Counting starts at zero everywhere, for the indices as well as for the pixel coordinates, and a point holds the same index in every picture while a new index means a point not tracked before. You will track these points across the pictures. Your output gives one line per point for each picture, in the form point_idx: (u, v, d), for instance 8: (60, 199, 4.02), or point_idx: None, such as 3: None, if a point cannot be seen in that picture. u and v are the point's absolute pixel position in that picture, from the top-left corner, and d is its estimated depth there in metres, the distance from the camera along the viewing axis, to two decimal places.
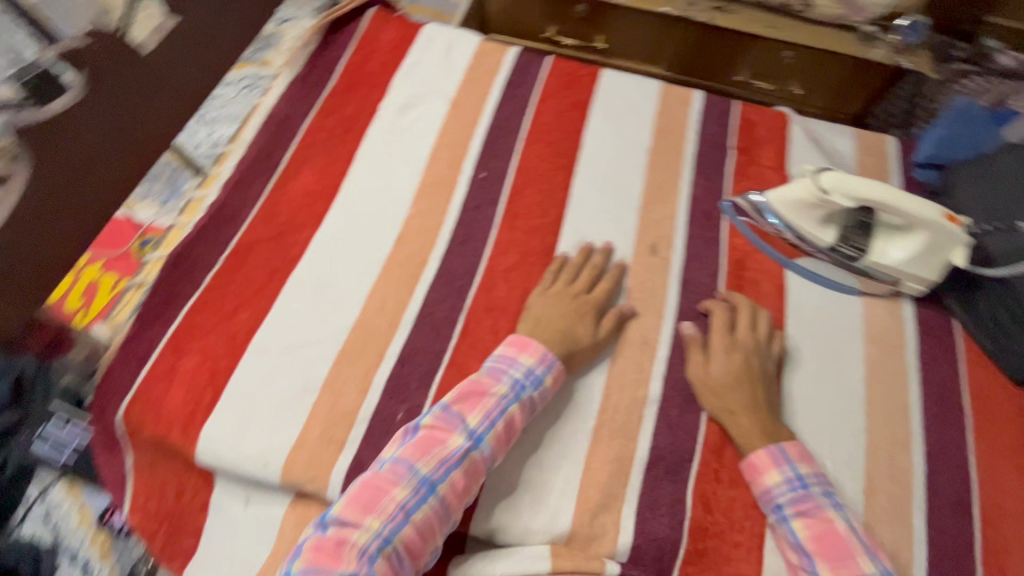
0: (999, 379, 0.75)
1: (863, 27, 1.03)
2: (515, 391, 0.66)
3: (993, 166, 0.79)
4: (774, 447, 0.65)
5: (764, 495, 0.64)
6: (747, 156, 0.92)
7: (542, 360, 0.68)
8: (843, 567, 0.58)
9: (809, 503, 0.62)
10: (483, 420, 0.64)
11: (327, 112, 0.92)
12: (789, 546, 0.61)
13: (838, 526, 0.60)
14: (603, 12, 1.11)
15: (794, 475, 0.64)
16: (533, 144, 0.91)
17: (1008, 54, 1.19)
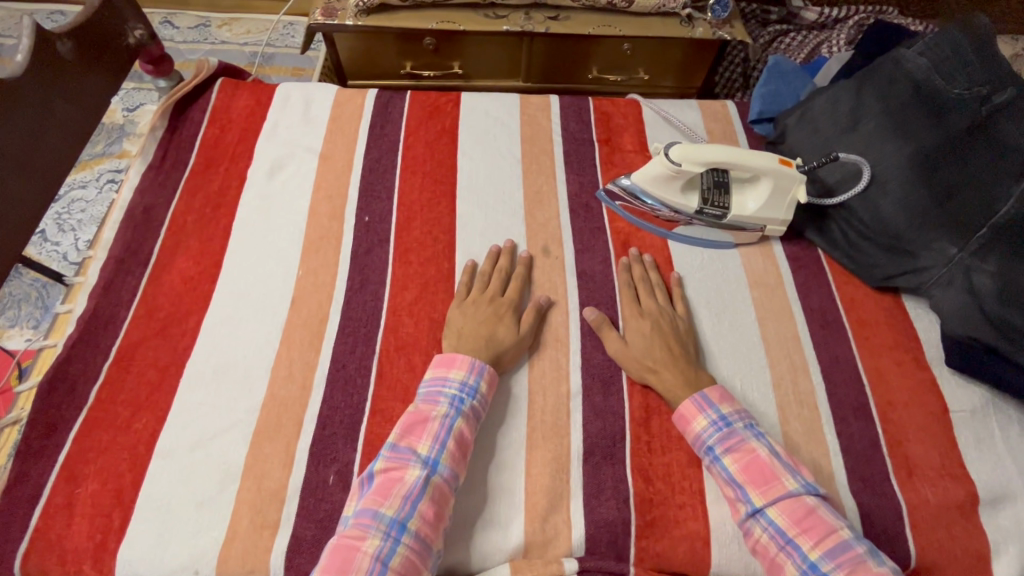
0: (865, 291, 0.84)
1: (681, 11, 1.10)
2: (456, 407, 0.67)
3: (811, 109, 0.90)
4: (697, 395, 0.69)
5: (695, 442, 0.68)
6: (610, 146, 0.98)
7: (472, 368, 0.70)
8: (771, 489, 0.62)
9: (734, 438, 0.66)
10: (433, 445, 0.64)
11: (192, 192, 0.89)
12: (723, 482, 0.65)
13: (761, 454, 0.65)
14: (450, 41, 1.14)
15: (718, 416, 0.68)
16: (410, 178, 0.93)
17: (811, 8, 1.37)
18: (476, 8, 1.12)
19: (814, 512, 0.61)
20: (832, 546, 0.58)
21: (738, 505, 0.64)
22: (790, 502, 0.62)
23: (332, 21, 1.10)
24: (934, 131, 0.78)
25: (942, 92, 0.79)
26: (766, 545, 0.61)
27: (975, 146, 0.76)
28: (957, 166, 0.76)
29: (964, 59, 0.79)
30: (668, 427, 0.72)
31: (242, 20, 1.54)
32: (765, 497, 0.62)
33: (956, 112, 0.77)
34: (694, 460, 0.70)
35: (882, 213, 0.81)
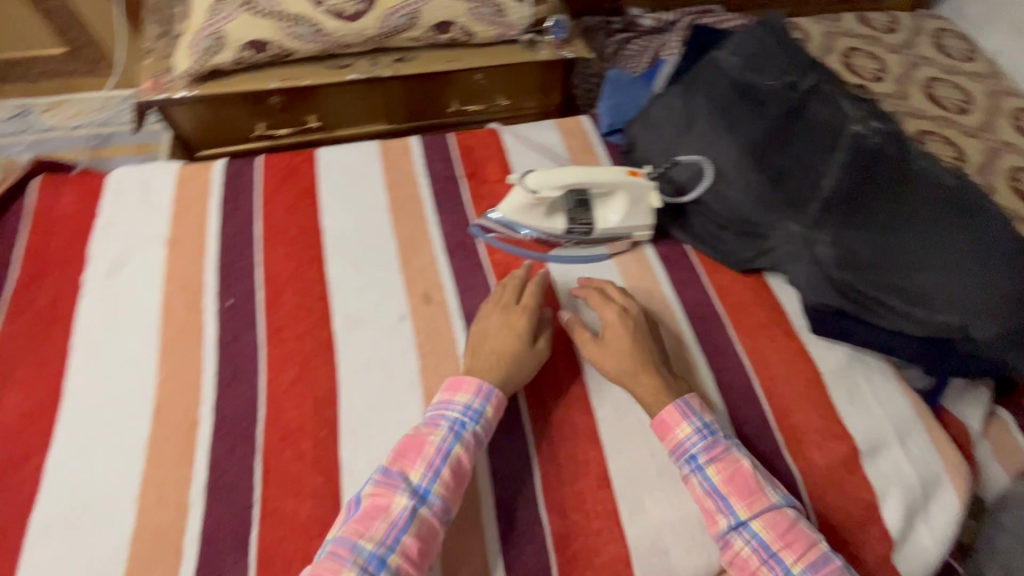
0: (734, 276, 0.89)
1: (522, 37, 1.13)
2: (456, 431, 0.65)
3: (652, 116, 0.94)
4: (681, 402, 0.69)
5: (677, 450, 0.68)
6: (477, 179, 0.98)
7: (478, 392, 0.68)
8: (755, 501, 0.63)
9: (717, 448, 0.67)
10: (427, 472, 0.62)
11: (18, 312, 0.79)
12: (704, 494, 0.65)
13: (745, 465, 0.66)
14: (298, 97, 1.10)
15: (702, 424, 0.68)
16: (272, 249, 0.87)
17: (646, 17, 1.48)
18: (318, 59, 1.08)
19: (795, 524, 0.62)
20: (813, 558, 0.60)
21: (719, 517, 0.64)
22: (773, 514, 0.63)
23: (162, 95, 1.03)
24: (757, 118, 0.86)
25: (758, 85, 0.88)
26: (748, 558, 0.62)
27: (793, 129, 0.85)
28: (784, 148, 0.85)
29: (770, 56, 0.90)
30: (574, 454, 0.71)
31: (68, 102, 1.43)
32: (750, 510, 0.63)
33: (773, 100, 0.87)
34: (604, 481, 0.70)
35: (732, 199, 0.87)
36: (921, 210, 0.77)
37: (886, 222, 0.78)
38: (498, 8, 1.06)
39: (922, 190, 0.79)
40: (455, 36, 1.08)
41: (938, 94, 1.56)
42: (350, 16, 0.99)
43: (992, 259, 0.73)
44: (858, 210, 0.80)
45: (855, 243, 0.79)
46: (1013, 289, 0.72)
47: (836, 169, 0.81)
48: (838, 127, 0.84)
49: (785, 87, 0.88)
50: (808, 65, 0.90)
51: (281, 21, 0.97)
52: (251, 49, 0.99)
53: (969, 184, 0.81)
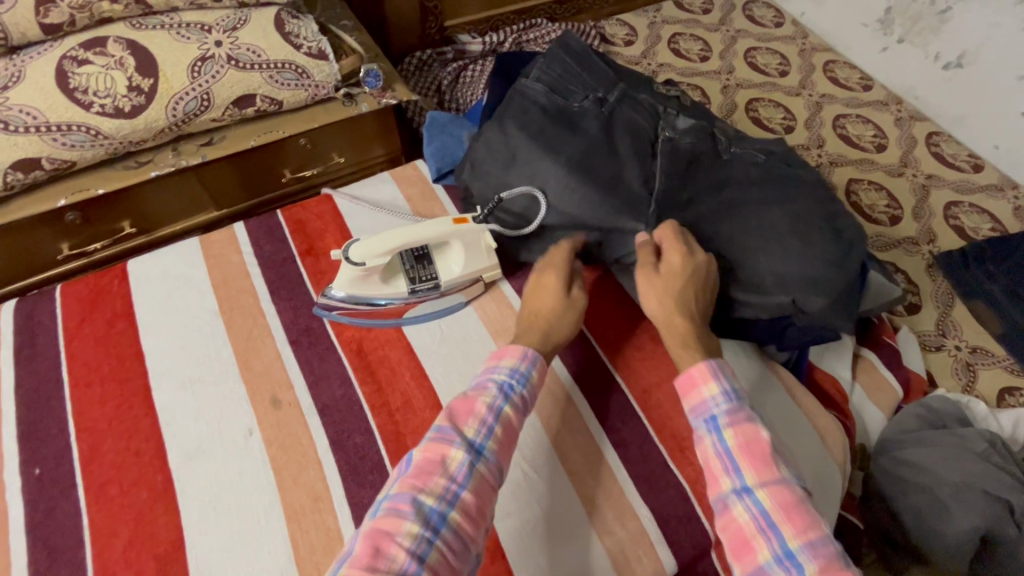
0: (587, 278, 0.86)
1: (337, 94, 1.07)
2: (505, 393, 0.60)
3: (476, 156, 0.90)
4: (712, 363, 0.63)
5: (698, 407, 0.61)
6: (315, 254, 0.92)
7: (524, 357, 0.64)
8: (767, 471, 0.55)
9: (742, 414, 0.59)
10: (480, 428, 0.57)
11: None
12: (714, 455, 0.58)
13: (765, 435, 0.58)
14: (99, 208, 0.99)
15: (729, 388, 0.61)
16: (86, 392, 0.76)
17: (473, 42, 1.52)
18: (110, 163, 0.98)
19: (802, 503, 0.54)
20: (814, 538, 0.52)
21: (723, 479, 0.57)
22: (781, 487, 0.55)
23: None
24: (575, 136, 0.85)
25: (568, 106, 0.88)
26: (744, 526, 0.54)
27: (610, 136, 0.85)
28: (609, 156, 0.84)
29: (574, 78, 0.91)
30: None
31: None
32: (759, 477, 0.55)
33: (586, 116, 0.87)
34: (496, 553, 0.66)
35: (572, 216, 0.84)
36: (740, 199, 0.80)
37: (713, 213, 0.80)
38: (299, 70, 1.00)
39: (738, 179, 0.82)
40: (262, 108, 1.01)
41: (759, 63, 1.66)
42: (129, 112, 0.90)
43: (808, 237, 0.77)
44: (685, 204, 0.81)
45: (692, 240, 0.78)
46: (833, 260, 0.76)
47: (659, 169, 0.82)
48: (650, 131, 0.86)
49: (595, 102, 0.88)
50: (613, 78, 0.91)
51: (46, 133, 0.87)
52: (19, 171, 0.88)
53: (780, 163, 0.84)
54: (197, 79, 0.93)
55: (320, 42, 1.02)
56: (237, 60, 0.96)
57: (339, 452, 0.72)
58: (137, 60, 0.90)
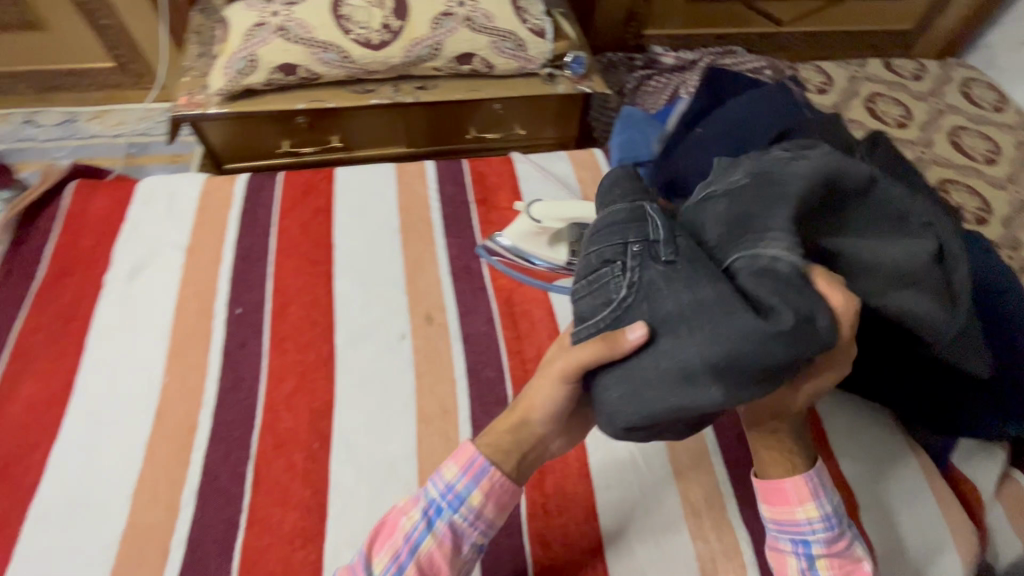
0: None
1: (541, 71, 1.16)
2: (428, 518, 0.59)
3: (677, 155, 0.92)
4: (816, 477, 0.60)
5: (790, 525, 0.61)
6: (487, 205, 1.00)
7: (463, 472, 0.59)
8: None
9: (840, 541, 0.60)
10: (392, 563, 0.57)
11: (42, 309, 0.83)
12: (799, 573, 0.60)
13: (864, 565, 0.60)
14: (324, 117, 1.15)
15: (831, 510, 0.59)
16: (285, 262, 0.90)
17: (667, 54, 1.52)
18: (344, 84, 1.13)
19: None
20: None
21: None
22: None
23: (196, 111, 1.08)
24: None
25: (665, 412, 0.49)
26: None
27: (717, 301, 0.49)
28: (727, 343, 0.47)
29: (593, 291, 0.55)
30: (562, 483, 0.72)
31: (111, 112, 1.46)
32: None
33: (676, 347, 0.49)
34: (590, 515, 0.69)
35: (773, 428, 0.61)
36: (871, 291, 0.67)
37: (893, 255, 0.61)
38: (519, 43, 1.10)
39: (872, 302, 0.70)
40: (476, 68, 1.12)
41: (964, 143, 1.52)
42: (376, 45, 1.04)
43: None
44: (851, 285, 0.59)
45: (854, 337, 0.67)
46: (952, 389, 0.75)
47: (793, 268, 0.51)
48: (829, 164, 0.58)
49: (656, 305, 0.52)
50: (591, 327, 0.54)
51: (311, 47, 1.03)
52: (281, 72, 1.05)
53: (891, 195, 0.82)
54: (436, 30, 1.05)
55: (544, 21, 1.11)
56: (472, 21, 1.06)
57: (472, 380, 0.79)
58: (395, 3, 1.04)
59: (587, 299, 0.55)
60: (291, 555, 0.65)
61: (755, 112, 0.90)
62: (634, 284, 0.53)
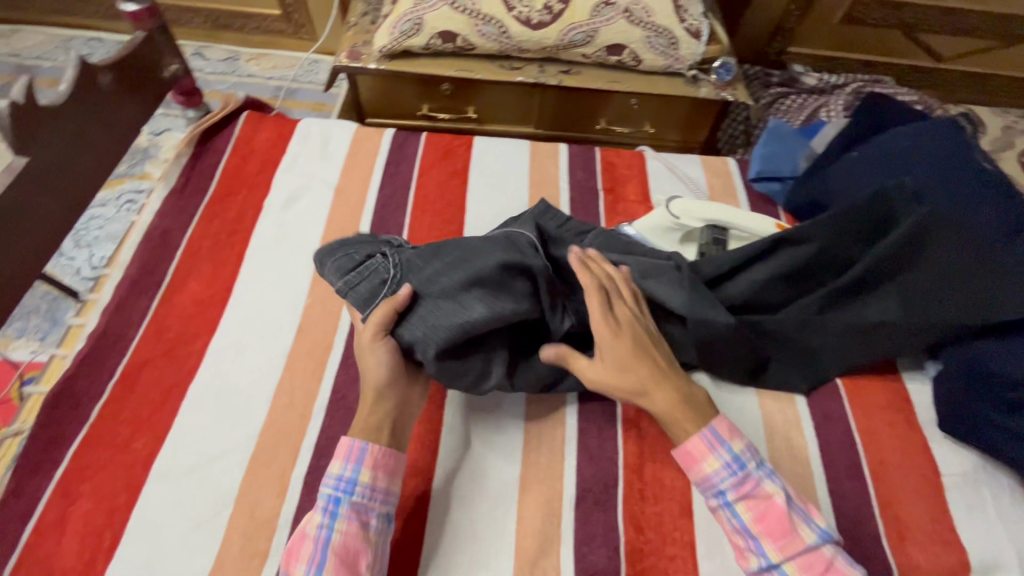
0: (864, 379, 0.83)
1: (687, 72, 1.17)
2: (329, 511, 0.60)
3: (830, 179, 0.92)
4: (707, 431, 0.65)
5: (704, 483, 0.64)
6: (615, 194, 1.02)
7: (347, 459, 0.63)
8: (789, 544, 0.60)
9: (748, 483, 0.63)
10: (309, 566, 0.58)
11: (210, 218, 0.92)
12: (732, 530, 0.63)
13: (777, 500, 0.62)
14: (467, 87, 1.20)
15: (731, 457, 0.64)
16: (421, 216, 0.96)
17: (810, 76, 1.47)
18: (492, 58, 1.17)
19: (833, 564, 0.59)
20: None
21: (749, 555, 0.62)
22: (809, 557, 0.59)
23: (356, 64, 1.16)
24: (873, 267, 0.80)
25: (452, 328, 0.66)
26: None
27: (448, 252, 0.73)
28: (463, 268, 0.70)
29: (366, 278, 0.71)
30: (661, 474, 0.73)
31: (269, 56, 1.59)
32: (784, 554, 0.60)
33: (430, 287, 0.70)
34: (686, 510, 0.70)
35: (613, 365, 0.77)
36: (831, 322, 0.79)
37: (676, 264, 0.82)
38: (672, 41, 1.11)
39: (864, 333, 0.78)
40: (623, 61, 1.13)
41: None
42: (534, 24, 1.07)
43: (868, 334, 0.78)
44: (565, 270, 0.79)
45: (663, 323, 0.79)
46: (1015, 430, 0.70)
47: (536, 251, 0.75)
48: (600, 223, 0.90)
49: (424, 265, 0.72)
50: (384, 313, 0.68)
51: (474, 19, 1.07)
52: (440, 38, 1.10)
53: (907, 223, 0.77)
54: (594, 17, 1.07)
55: (702, 23, 1.12)
56: (631, 14, 1.07)
57: None
58: None
59: (373, 285, 0.71)
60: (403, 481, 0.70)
61: (924, 144, 0.86)
62: (397, 265, 0.72)
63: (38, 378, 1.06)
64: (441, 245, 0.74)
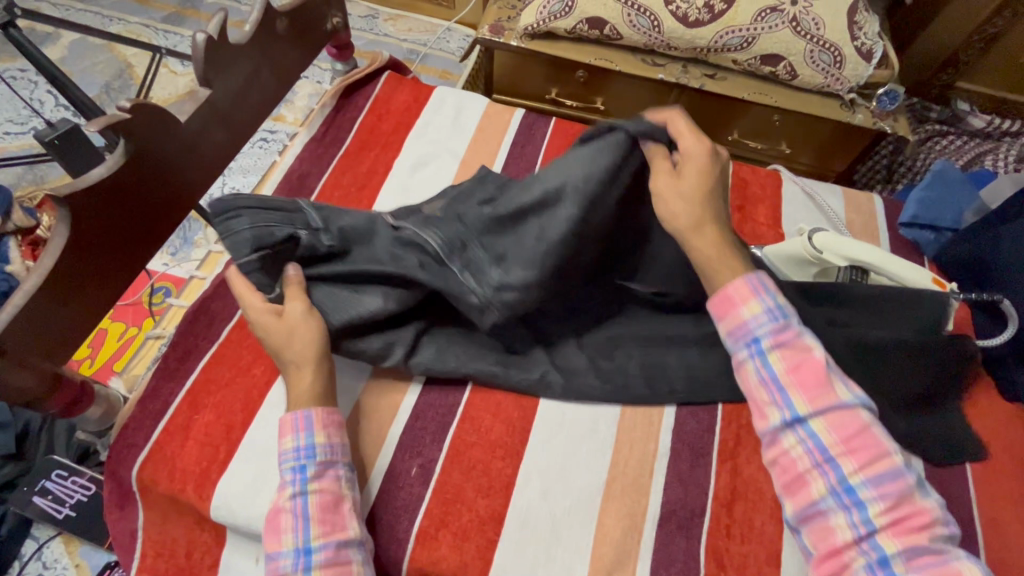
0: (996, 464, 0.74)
1: (845, 95, 1.08)
2: (300, 478, 0.61)
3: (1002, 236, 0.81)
4: (754, 277, 0.62)
5: (739, 328, 0.61)
6: (743, 214, 0.96)
7: (297, 428, 0.62)
8: (822, 398, 0.57)
9: (787, 332, 0.60)
10: (297, 533, 0.58)
11: (343, 170, 0.96)
12: (758, 381, 0.59)
13: (817, 355, 0.58)
14: (601, 78, 1.17)
15: (772, 304, 0.61)
16: None
17: (978, 116, 1.34)
18: (636, 52, 1.14)
19: (868, 429, 0.56)
20: (882, 470, 0.54)
21: (771, 411, 0.58)
22: (841, 416, 0.56)
23: (498, 39, 1.15)
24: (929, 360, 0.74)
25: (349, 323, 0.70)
26: (798, 459, 0.56)
27: (353, 250, 0.73)
28: (361, 269, 0.71)
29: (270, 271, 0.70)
30: (751, 516, 0.69)
31: (406, 18, 1.63)
32: (814, 408, 0.57)
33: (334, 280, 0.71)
34: (774, 559, 0.66)
35: (547, 373, 0.75)
36: None
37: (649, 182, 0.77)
38: (838, 58, 1.03)
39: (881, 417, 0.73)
40: (777, 73, 1.06)
41: None
42: (691, 22, 1.03)
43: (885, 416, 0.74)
44: (478, 252, 0.71)
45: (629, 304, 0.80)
46: None
47: (432, 250, 0.71)
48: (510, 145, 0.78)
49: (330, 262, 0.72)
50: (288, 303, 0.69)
51: (629, 9, 1.04)
52: (589, 24, 1.08)
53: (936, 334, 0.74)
54: (757, 23, 1.01)
55: (875, 44, 1.03)
56: (798, 24, 1.01)
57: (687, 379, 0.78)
58: None
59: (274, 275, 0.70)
60: (491, 461, 0.70)
61: None
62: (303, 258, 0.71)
63: (173, 291, 1.17)
64: (357, 231, 0.74)
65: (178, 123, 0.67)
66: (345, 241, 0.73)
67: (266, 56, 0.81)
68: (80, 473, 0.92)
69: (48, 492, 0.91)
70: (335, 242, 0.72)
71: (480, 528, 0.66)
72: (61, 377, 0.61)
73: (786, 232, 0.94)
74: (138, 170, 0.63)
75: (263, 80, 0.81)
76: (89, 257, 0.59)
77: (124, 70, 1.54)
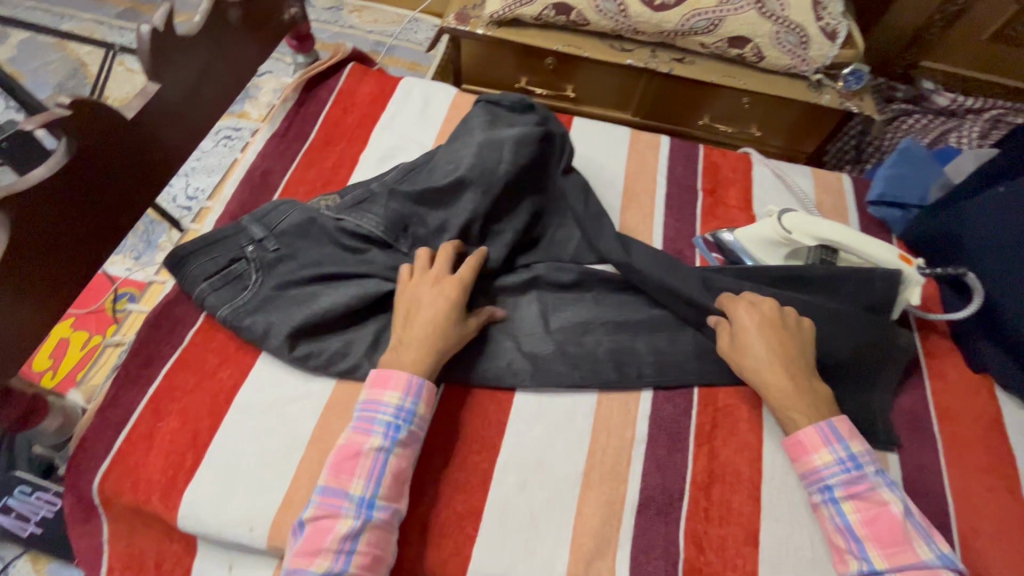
0: (966, 435, 0.75)
1: (812, 76, 1.09)
2: (390, 433, 0.62)
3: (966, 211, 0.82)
4: (827, 426, 0.65)
5: (812, 475, 0.65)
6: (714, 197, 0.96)
7: (410, 389, 0.64)
8: (897, 554, 0.59)
9: (861, 485, 0.63)
10: (367, 483, 0.60)
11: (307, 165, 0.93)
12: (834, 529, 0.62)
13: (893, 510, 0.61)
14: (570, 65, 1.16)
15: (846, 454, 0.64)
16: None
17: (942, 94, 1.35)
18: (603, 37, 1.13)
19: None
20: None
21: (849, 558, 0.61)
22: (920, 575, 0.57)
23: (464, 27, 1.13)
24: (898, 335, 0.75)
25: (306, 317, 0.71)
26: None
27: (301, 248, 0.76)
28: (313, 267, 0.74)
29: (230, 286, 0.74)
30: (729, 497, 0.69)
31: (371, 10, 1.59)
32: (890, 562, 0.58)
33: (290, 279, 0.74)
34: (752, 539, 0.67)
35: (514, 360, 0.74)
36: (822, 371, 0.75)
37: (560, 184, 0.87)
38: (804, 38, 1.03)
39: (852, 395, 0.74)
40: (744, 55, 1.06)
41: None
42: (657, 5, 1.02)
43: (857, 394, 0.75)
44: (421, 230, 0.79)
45: (590, 289, 0.82)
46: None
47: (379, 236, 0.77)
48: (425, 155, 0.87)
49: (281, 266, 0.75)
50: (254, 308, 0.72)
51: None
52: (555, 10, 1.07)
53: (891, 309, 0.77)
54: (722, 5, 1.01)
55: (840, 24, 1.03)
56: (763, 5, 1.01)
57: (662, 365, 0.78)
58: None
59: (234, 288, 0.74)
60: (467, 456, 0.70)
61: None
62: (257, 268, 0.75)
63: (137, 297, 1.13)
64: (302, 229, 0.77)
65: (125, 118, 0.64)
66: (293, 238, 0.77)
67: (220, 49, 0.78)
68: (43, 488, 0.88)
69: (12, 509, 0.88)
70: (283, 243, 0.77)
71: (458, 524, 0.65)
72: (9, 390, 0.58)
73: (757, 215, 0.95)
74: (82, 171, 0.60)
75: (218, 74, 0.79)
76: (33, 263, 0.56)
77: (78, 69, 1.48)
